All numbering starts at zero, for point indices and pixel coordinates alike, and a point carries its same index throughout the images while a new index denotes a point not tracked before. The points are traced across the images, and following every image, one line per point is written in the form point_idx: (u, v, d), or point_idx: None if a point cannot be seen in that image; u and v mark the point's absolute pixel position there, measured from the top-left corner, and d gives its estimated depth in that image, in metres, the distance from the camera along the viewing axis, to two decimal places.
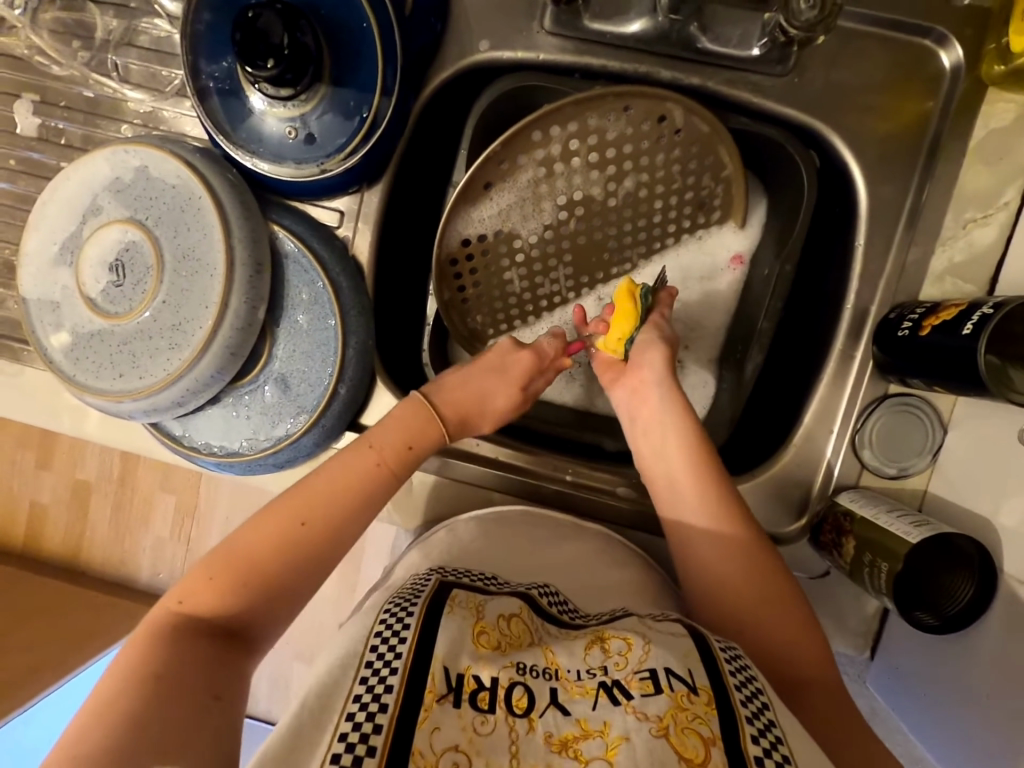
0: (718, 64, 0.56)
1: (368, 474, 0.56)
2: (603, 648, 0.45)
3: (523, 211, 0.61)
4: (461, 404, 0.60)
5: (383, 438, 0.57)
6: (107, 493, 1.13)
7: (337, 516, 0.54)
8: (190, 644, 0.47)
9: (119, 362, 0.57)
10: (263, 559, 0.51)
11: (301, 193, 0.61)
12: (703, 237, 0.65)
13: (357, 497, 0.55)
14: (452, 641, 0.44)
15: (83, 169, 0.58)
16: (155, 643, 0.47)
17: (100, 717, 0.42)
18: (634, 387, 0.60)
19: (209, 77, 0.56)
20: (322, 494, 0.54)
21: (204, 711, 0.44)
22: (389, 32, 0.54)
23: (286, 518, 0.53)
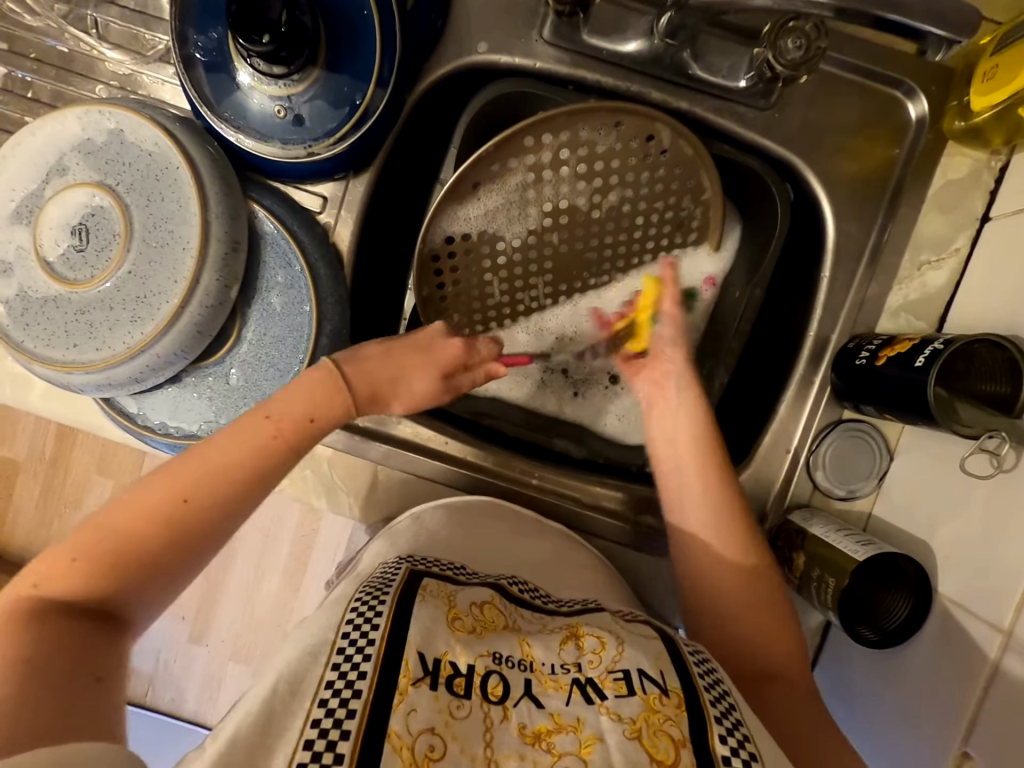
0: (707, 92, 0.58)
1: (264, 448, 0.51)
2: (578, 644, 0.46)
3: (509, 215, 0.61)
4: (373, 378, 0.56)
5: (284, 407, 0.52)
6: (37, 472, 1.06)
7: (226, 494, 0.50)
8: (60, 628, 0.43)
9: (75, 332, 0.54)
10: (136, 534, 0.47)
11: (284, 174, 0.59)
12: (678, 256, 0.66)
13: (250, 474, 0.51)
14: (425, 628, 0.44)
15: (51, 125, 0.55)
16: (16, 629, 0.42)
17: None
18: (656, 378, 0.61)
19: (196, 47, 0.55)
20: (208, 472, 0.49)
21: (87, 691, 0.42)
22: (390, 22, 0.54)
23: (162, 495, 0.48)
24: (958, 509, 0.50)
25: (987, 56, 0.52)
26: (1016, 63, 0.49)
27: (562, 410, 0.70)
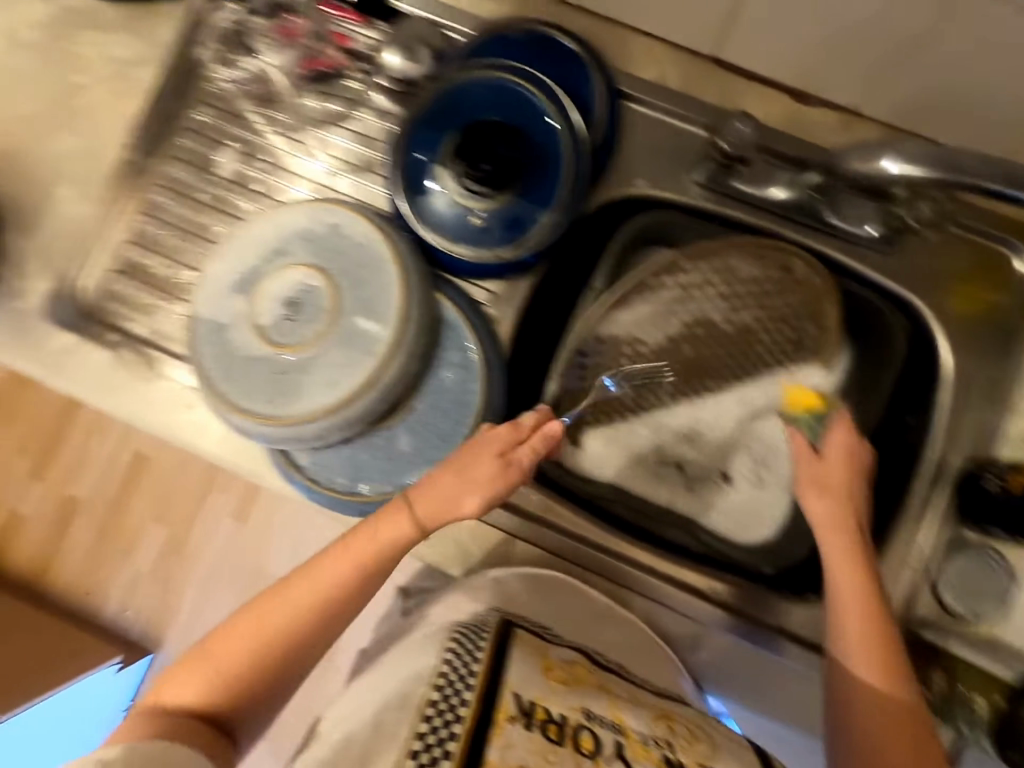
0: (836, 237, 0.67)
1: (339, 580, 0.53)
2: (670, 726, 0.53)
3: (654, 323, 0.69)
4: (434, 505, 0.54)
5: (385, 526, 0.54)
6: (94, 516, 1.10)
7: (299, 625, 0.52)
8: (181, 725, 0.49)
9: (275, 389, 0.61)
10: (236, 654, 0.51)
11: (465, 270, 0.68)
12: (791, 372, 0.70)
13: (330, 603, 0.53)
14: (523, 673, 0.51)
15: (279, 216, 0.66)
16: (147, 725, 0.48)
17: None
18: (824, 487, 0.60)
19: (413, 168, 0.66)
20: (290, 601, 0.52)
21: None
22: (581, 161, 0.65)
23: (245, 619, 0.52)
24: None
25: None
26: None
27: (674, 503, 0.74)
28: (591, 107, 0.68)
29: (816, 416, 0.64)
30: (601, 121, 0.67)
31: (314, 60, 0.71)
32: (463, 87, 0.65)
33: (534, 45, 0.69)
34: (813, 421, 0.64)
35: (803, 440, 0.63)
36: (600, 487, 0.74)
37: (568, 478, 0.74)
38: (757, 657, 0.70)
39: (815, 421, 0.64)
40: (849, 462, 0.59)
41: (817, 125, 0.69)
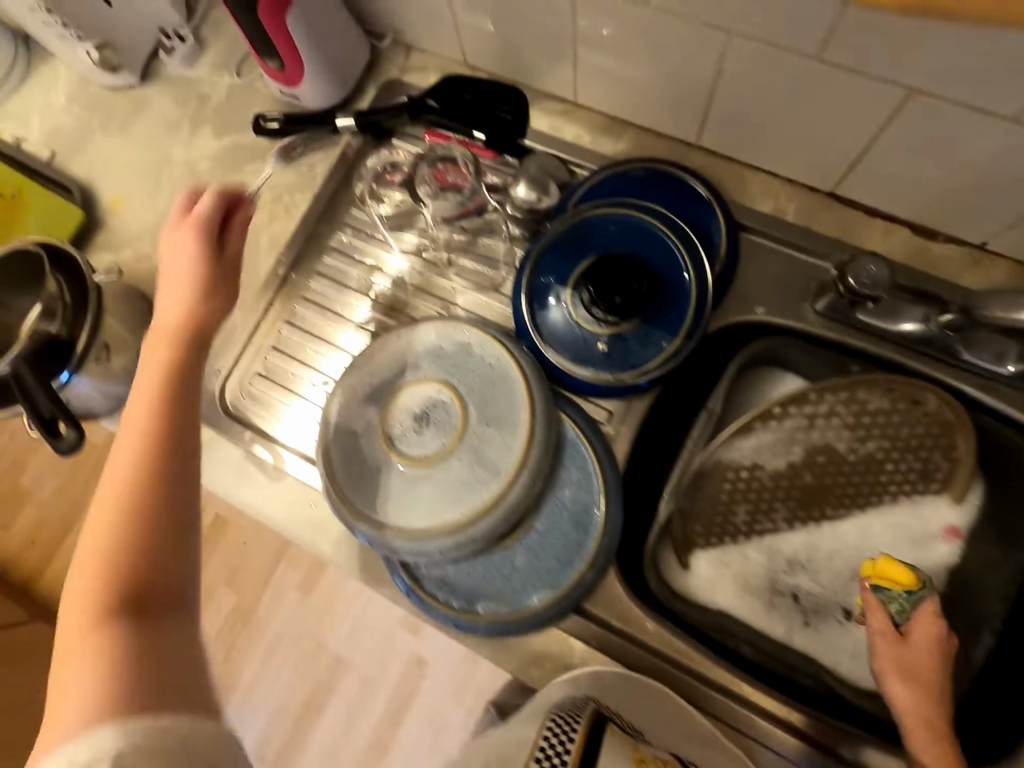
0: (971, 371, 0.65)
1: (92, 564, 0.52)
2: None
3: (775, 448, 0.69)
4: (185, 318, 0.61)
5: (113, 468, 0.55)
6: None
7: (79, 645, 0.50)
8: (127, 656, 0.49)
9: (404, 501, 0.64)
10: (117, 513, 0.53)
11: (585, 390, 0.70)
12: (916, 501, 0.68)
13: (86, 591, 0.52)
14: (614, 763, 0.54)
15: (413, 333, 0.71)
16: (126, 459, 0.55)
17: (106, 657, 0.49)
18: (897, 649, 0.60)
19: (540, 293, 0.70)
20: (74, 609, 0.51)
21: (128, 663, 0.49)
22: (706, 291, 0.66)
23: (60, 647, 0.50)
24: None
25: None
26: None
27: (789, 637, 0.70)
28: (713, 239, 0.71)
29: (908, 590, 0.61)
30: (723, 252, 0.70)
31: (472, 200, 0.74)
32: (592, 221, 0.70)
33: (658, 181, 0.73)
34: (890, 592, 0.62)
35: (883, 616, 0.62)
36: (713, 615, 0.70)
37: (678, 604, 0.70)
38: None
39: (906, 598, 0.61)
40: (935, 643, 0.60)
41: (942, 260, 0.69)
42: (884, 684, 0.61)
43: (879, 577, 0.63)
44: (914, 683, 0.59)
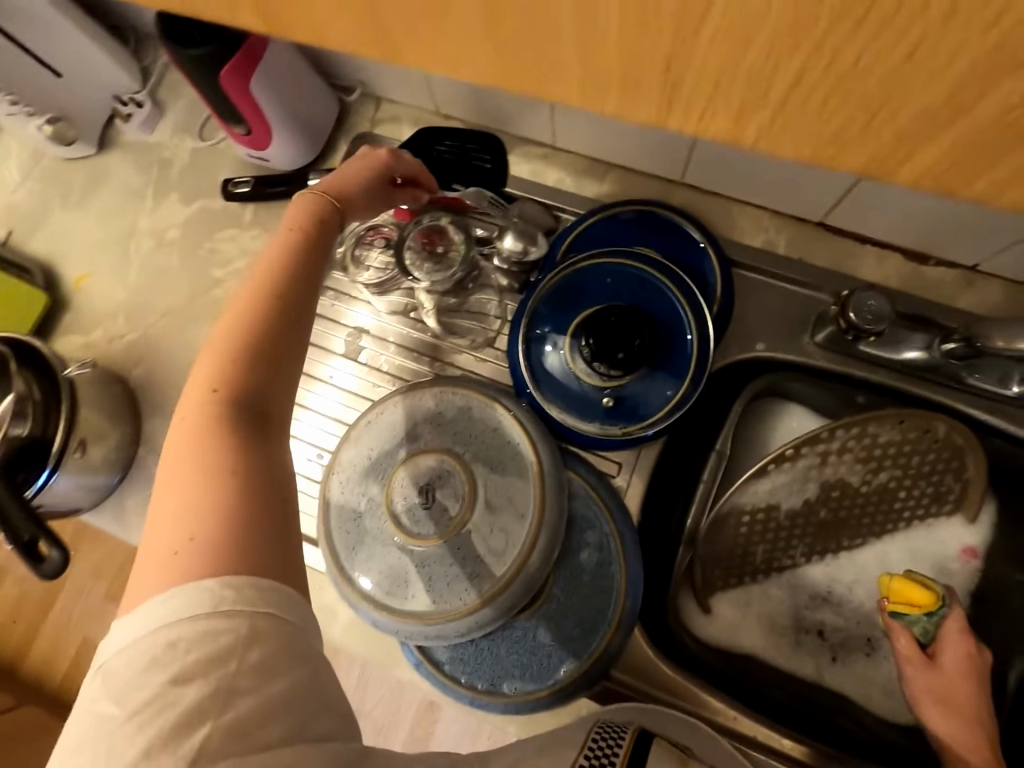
0: (980, 395, 0.64)
1: (196, 404, 0.46)
2: None
3: (790, 488, 0.66)
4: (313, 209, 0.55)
5: (197, 372, 0.48)
6: None
7: (177, 514, 0.42)
8: (232, 528, 0.42)
9: (415, 583, 0.61)
10: (236, 341, 0.48)
11: (591, 445, 0.67)
12: (932, 524, 0.68)
13: (192, 441, 0.45)
14: None
15: (410, 400, 0.68)
16: (213, 360, 0.48)
17: (211, 515, 0.42)
18: (928, 673, 0.60)
19: (537, 349, 0.69)
20: (181, 448, 0.45)
21: (233, 493, 0.43)
22: (708, 337, 0.64)
23: (166, 491, 0.44)
24: None
25: None
26: None
27: (820, 676, 0.68)
28: (708, 279, 0.70)
29: (931, 609, 0.60)
30: (718, 294, 0.70)
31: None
32: (584, 271, 0.68)
33: (646, 223, 0.72)
34: (909, 613, 0.61)
35: (909, 638, 0.61)
36: (737, 658, 0.70)
37: (704, 652, 0.70)
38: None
39: (928, 621, 0.61)
40: (964, 665, 0.60)
41: (935, 283, 0.69)
42: (919, 708, 0.60)
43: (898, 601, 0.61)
44: (951, 708, 0.59)
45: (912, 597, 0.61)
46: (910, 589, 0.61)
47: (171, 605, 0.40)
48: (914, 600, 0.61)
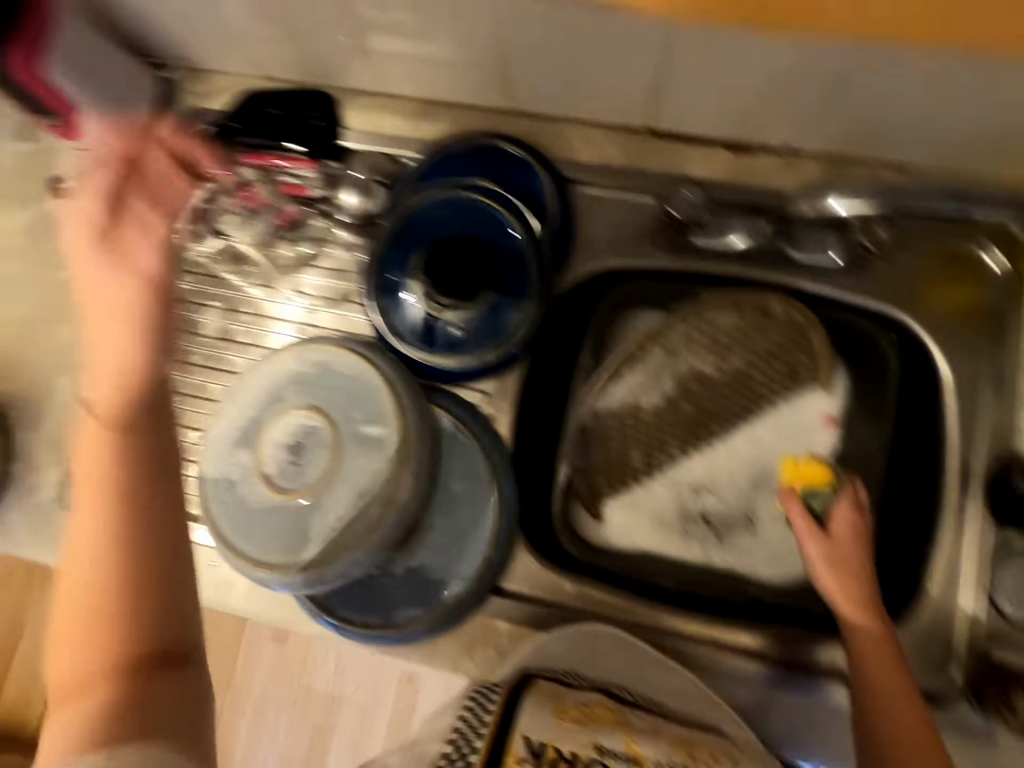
0: (807, 270, 0.67)
1: (86, 559, 0.50)
2: (690, 754, 0.56)
3: (647, 387, 0.70)
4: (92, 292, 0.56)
5: (80, 511, 0.51)
6: None
7: (88, 664, 0.49)
8: (148, 686, 0.49)
9: (294, 535, 0.62)
10: (100, 481, 0.51)
11: (455, 377, 0.70)
12: (795, 402, 0.70)
13: (90, 584, 0.50)
14: (535, 714, 0.55)
15: (269, 365, 0.68)
16: (87, 533, 0.50)
17: (105, 679, 0.49)
18: (824, 540, 0.62)
19: (387, 292, 0.69)
20: (75, 595, 0.50)
21: (120, 659, 0.49)
22: (544, 256, 0.68)
23: (65, 650, 0.50)
24: None
25: None
26: None
27: (709, 559, 0.72)
28: (543, 199, 0.71)
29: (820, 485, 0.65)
30: (554, 213, 0.71)
31: (282, 217, 0.74)
32: (421, 211, 0.69)
33: (479, 155, 0.72)
34: (811, 491, 0.65)
35: (805, 513, 0.63)
36: (631, 558, 0.73)
37: (600, 560, 0.72)
38: (796, 705, 0.67)
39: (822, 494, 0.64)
40: (856, 534, 0.62)
41: (760, 170, 0.71)
42: (818, 576, 0.62)
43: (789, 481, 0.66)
44: (849, 578, 0.60)
45: (809, 474, 0.65)
46: (811, 465, 0.66)
47: (78, 727, 0.48)
48: (810, 477, 0.65)
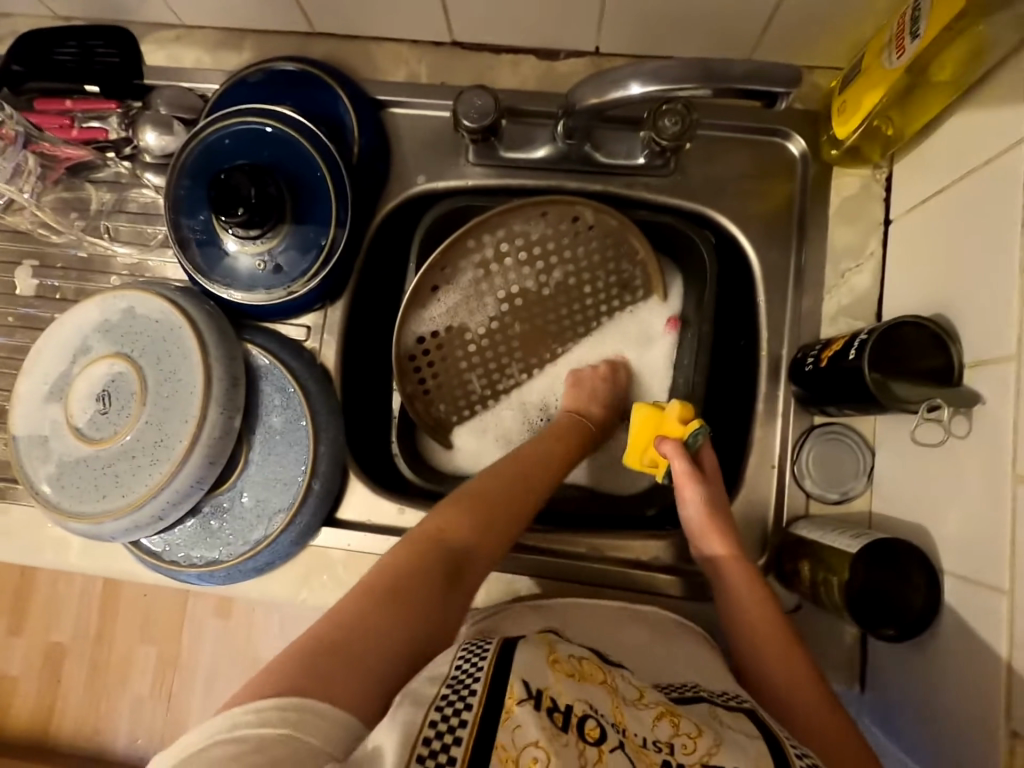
0: (615, 173, 0.67)
1: (477, 514, 0.56)
2: (672, 723, 0.44)
3: (469, 307, 0.69)
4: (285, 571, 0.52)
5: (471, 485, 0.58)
6: (82, 653, 1.06)
7: (356, 617, 0.46)
8: (374, 626, 0.46)
9: (104, 484, 0.61)
10: (512, 489, 0.59)
11: (274, 315, 0.69)
12: (632, 312, 0.72)
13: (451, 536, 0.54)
14: (530, 659, 0.43)
15: (74, 316, 0.65)
16: (485, 487, 0.58)
17: (337, 648, 0.44)
18: (701, 482, 0.60)
19: (190, 230, 0.66)
20: (426, 538, 0.53)
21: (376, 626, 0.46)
22: (341, 178, 0.64)
23: (406, 551, 0.52)
24: (950, 492, 0.49)
25: (838, 94, 0.61)
26: (858, 94, 0.58)
27: None
28: (344, 120, 0.68)
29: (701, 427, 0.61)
30: (357, 136, 0.67)
31: (58, 154, 0.72)
32: (211, 141, 0.65)
33: (277, 81, 0.69)
34: (691, 434, 0.61)
35: (683, 454, 0.60)
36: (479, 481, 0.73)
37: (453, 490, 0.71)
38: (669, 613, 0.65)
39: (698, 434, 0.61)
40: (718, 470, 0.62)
41: (566, 75, 0.69)
42: (688, 514, 0.60)
43: (654, 425, 0.62)
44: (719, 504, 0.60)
45: (680, 419, 0.61)
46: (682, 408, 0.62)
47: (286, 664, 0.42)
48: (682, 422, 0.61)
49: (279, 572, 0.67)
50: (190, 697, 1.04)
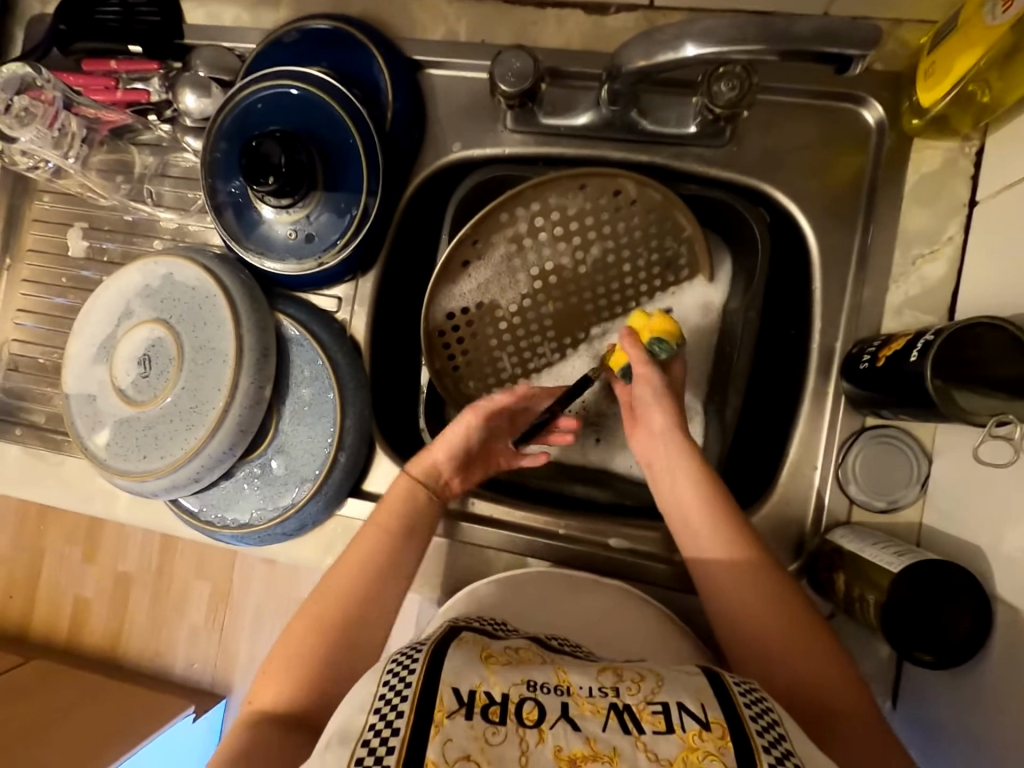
0: (662, 141, 0.62)
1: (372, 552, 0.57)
2: (616, 671, 0.42)
3: (500, 284, 0.66)
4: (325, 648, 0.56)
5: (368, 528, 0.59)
6: (145, 584, 1.14)
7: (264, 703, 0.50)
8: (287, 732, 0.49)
9: (144, 444, 0.63)
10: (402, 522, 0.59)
11: (306, 285, 0.69)
12: (675, 293, 0.67)
13: (352, 587, 0.55)
14: (459, 664, 0.41)
15: (118, 280, 0.67)
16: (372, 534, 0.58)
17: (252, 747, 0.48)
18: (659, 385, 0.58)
19: (225, 195, 0.65)
20: (335, 596, 0.55)
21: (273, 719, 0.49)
22: (372, 145, 0.62)
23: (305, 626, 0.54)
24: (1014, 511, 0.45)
25: (926, 55, 0.54)
26: (949, 56, 0.50)
27: (586, 457, 0.71)
28: (378, 83, 0.65)
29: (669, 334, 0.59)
30: (391, 99, 0.65)
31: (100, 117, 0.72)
32: (246, 105, 0.64)
33: (313, 41, 0.67)
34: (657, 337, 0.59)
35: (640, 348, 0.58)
36: None
37: None
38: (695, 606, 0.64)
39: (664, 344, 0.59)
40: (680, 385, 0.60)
41: (616, 32, 0.64)
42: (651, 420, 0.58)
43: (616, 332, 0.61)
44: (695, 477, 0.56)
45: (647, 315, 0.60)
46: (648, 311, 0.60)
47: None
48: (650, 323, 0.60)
49: (306, 537, 0.69)
50: (240, 633, 1.12)
